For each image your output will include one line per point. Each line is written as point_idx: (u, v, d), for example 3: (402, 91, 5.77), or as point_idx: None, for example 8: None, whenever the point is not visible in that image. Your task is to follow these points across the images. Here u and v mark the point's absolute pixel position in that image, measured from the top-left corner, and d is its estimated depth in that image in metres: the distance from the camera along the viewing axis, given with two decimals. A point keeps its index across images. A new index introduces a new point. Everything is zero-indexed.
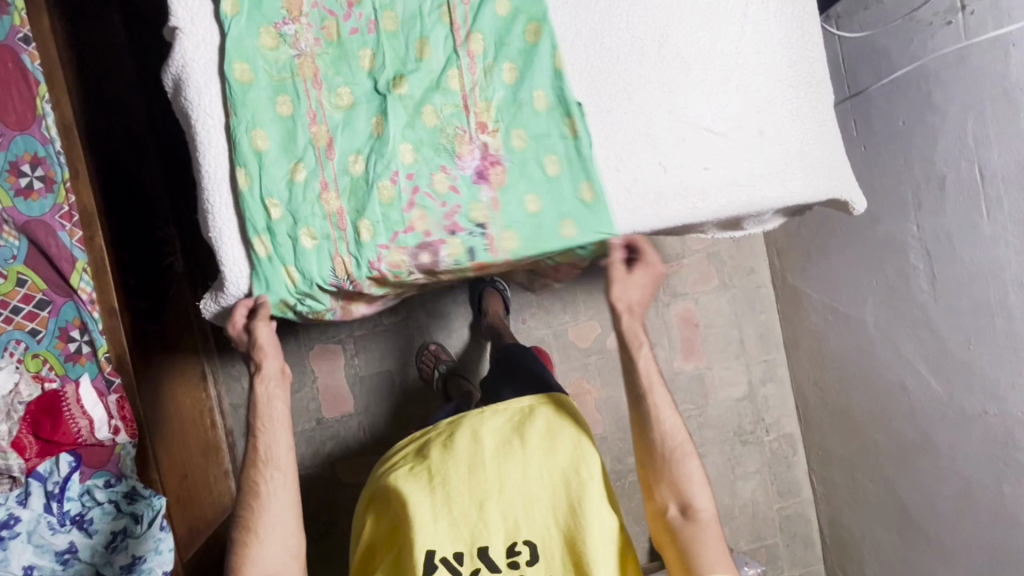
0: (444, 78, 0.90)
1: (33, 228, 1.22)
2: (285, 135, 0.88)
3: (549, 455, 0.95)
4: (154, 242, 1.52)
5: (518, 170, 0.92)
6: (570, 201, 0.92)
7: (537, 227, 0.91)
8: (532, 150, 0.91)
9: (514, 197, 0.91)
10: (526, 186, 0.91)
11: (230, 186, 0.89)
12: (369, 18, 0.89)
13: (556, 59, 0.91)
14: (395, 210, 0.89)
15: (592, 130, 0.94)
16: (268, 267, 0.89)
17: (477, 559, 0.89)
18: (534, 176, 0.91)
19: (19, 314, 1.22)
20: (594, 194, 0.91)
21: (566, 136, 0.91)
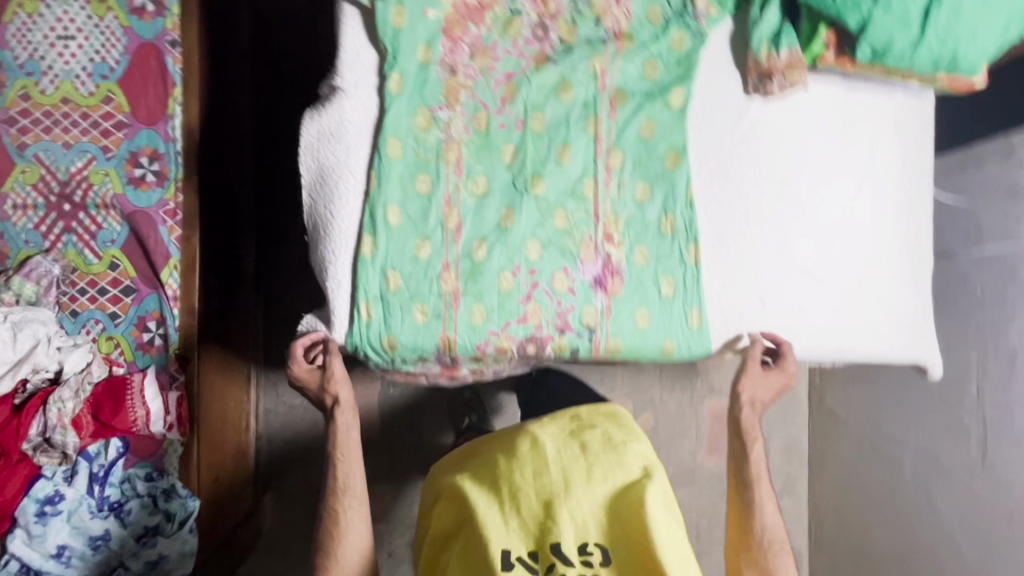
0: (579, 185, 0.98)
1: (137, 218, 1.28)
2: (417, 210, 0.95)
3: (617, 465, 0.75)
4: (233, 244, 1.56)
5: (634, 286, 0.98)
6: (677, 322, 0.98)
7: (642, 340, 0.97)
8: (651, 268, 0.98)
9: (627, 308, 0.97)
10: (639, 300, 0.98)
11: (355, 245, 0.94)
12: (519, 116, 0.96)
13: (686, 190, 0.98)
14: (511, 300, 0.95)
15: (704, 259, 0.99)
16: (366, 332, 0.93)
17: (552, 554, 0.70)
18: (648, 293, 0.98)
19: (105, 295, 1.29)
20: (701, 320, 0.98)
21: (690, 264, 0.98)
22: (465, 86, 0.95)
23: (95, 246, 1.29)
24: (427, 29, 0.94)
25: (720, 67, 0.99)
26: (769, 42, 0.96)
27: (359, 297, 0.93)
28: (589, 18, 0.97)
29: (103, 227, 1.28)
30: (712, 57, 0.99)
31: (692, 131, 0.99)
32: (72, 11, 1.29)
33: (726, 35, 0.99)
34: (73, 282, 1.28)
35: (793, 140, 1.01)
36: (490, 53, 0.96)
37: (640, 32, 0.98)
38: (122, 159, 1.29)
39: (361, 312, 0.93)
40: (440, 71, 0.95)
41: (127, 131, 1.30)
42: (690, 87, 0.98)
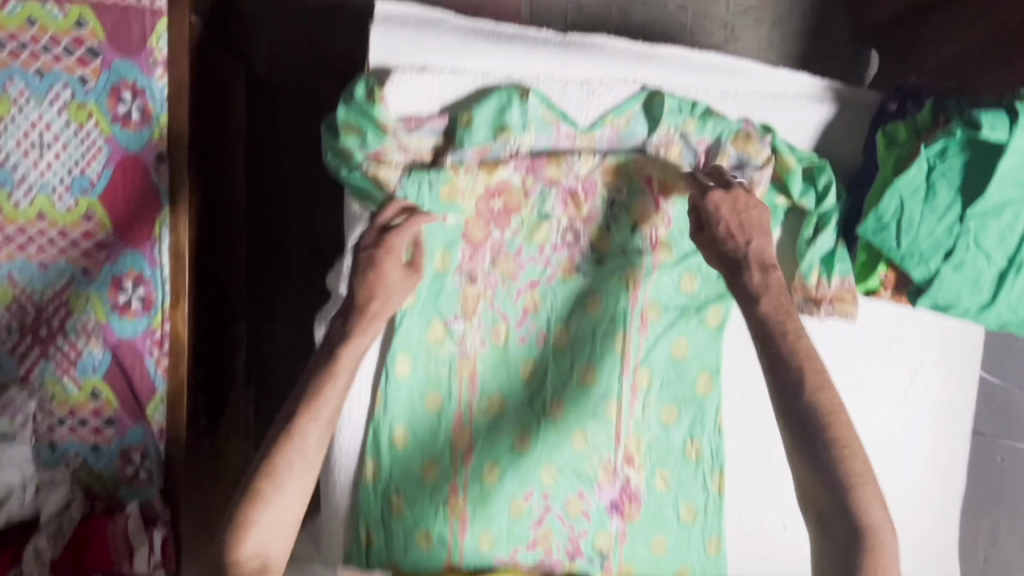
0: (601, 406, 0.91)
1: (121, 349, 1.21)
2: (426, 429, 0.88)
3: None
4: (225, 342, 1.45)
5: (652, 511, 0.93)
6: (695, 549, 0.93)
7: (657, 568, 0.92)
8: (672, 494, 0.92)
9: (643, 534, 0.92)
10: (655, 526, 0.92)
11: (357, 464, 0.88)
12: (540, 331, 0.89)
13: (715, 415, 0.91)
14: (521, 526, 0.90)
15: (727, 483, 0.93)
16: (366, 557, 0.88)
17: None
18: (666, 521, 0.92)
19: (86, 426, 1.22)
20: (719, 549, 0.92)
21: (713, 491, 0.92)
22: (483, 297, 0.87)
23: (75, 374, 1.20)
24: (445, 235, 0.85)
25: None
26: (819, 265, 0.87)
27: (360, 521, 0.88)
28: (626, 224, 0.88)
29: (84, 355, 1.20)
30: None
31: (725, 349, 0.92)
32: (49, 115, 1.16)
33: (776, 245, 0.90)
34: (51, 412, 1.20)
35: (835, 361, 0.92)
36: (514, 260, 0.87)
37: (677, 244, 0.89)
38: (105, 283, 1.19)
39: (363, 538, 0.88)
40: (457, 280, 0.86)
41: (109, 251, 1.19)
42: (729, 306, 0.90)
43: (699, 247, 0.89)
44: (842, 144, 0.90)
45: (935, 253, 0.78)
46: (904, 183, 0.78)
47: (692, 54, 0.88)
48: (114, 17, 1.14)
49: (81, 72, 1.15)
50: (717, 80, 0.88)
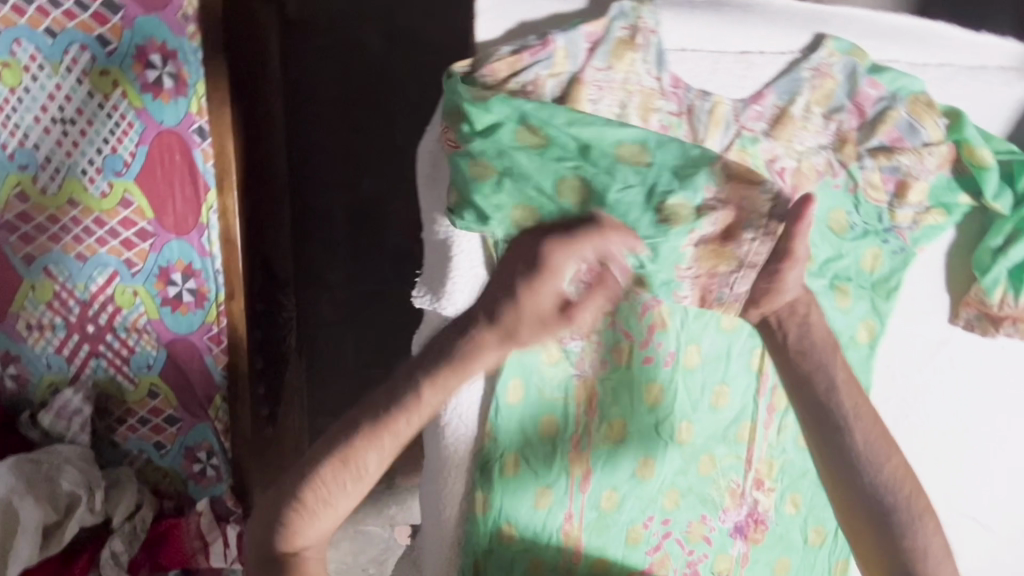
0: (733, 430, 0.80)
1: (176, 346, 1.11)
2: (540, 457, 0.78)
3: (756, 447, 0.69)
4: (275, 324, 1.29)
5: (776, 535, 0.86)
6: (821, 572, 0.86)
7: None
8: (801, 518, 0.84)
9: (766, 557, 0.86)
10: (780, 550, 0.86)
11: (464, 499, 0.79)
12: (669, 350, 0.77)
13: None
14: (638, 552, 0.83)
15: None
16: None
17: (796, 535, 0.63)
18: (792, 544, 0.85)
19: (146, 425, 1.15)
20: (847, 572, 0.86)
21: None
22: (604, 311, 0.75)
23: (130, 373, 1.12)
24: None
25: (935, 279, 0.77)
26: (1006, 279, 0.75)
27: (467, 555, 0.80)
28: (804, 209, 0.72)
29: (137, 353, 1.11)
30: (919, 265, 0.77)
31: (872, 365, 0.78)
32: (67, 84, 0.99)
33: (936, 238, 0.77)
34: (108, 411, 1.13)
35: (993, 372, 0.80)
36: None
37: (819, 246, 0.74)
38: (152, 275, 1.08)
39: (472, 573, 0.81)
40: None
41: (153, 242, 1.07)
42: (886, 316, 0.77)
43: (841, 249, 0.75)
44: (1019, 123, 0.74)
45: None
46: None
47: (874, 15, 0.70)
48: None
49: (99, 30, 0.97)
50: (901, 49, 0.71)
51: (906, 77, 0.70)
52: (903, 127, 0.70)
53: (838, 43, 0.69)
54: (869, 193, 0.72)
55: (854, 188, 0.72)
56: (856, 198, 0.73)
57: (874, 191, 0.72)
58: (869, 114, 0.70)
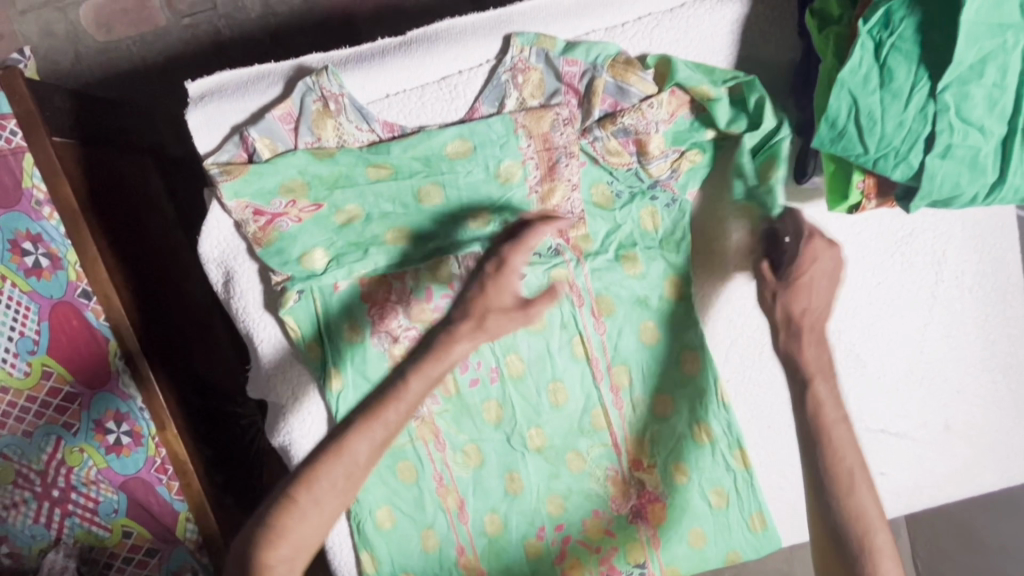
0: (586, 420, 0.80)
1: (131, 485, 1.20)
2: (410, 501, 0.81)
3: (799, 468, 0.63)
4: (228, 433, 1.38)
5: (679, 507, 0.84)
6: (737, 530, 0.84)
7: (702, 560, 0.85)
8: (695, 483, 0.83)
9: (676, 532, 0.84)
10: (689, 521, 0.84)
11: (354, 563, 0.82)
12: (490, 366, 0.78)
13: (705, 396, 0.80)
14: (546, 565, 0.83)
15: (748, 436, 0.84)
16: None
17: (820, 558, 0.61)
18: (697, 511, 0.84)
19: (131, 562, 1.23)
20: (764, 523, 0.84)
21: (735, 468, 0.82)
22: None
23: (101, 521, 1.21)
24: (344, 302, 0.76)
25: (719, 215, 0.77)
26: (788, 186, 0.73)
27: None
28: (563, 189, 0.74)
29: (100, 502, 1.19)
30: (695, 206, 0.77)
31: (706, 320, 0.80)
32: None
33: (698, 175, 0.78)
34: (94, 560, 1.22)
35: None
36: (428, 305, 0.76)
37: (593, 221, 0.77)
38: (90, 430, 1.17)
39: None
40: (378, 342, 0.77)
41: (81, 401, 1.16)
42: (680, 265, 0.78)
43: (617, 220, 0.77)
44: (748, 43, 0.74)
45: (912, 145, 0.62)
46: (848, 73, 0.61)
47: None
48: None
49: None
50: (594, 20, 0.72)
51: (600, 44, 0.71)
52: (613, 92, 0.72)
53: (522, 38, 0.71)
54: (614, 161, 0.74)
55: (598, 162, 0.75)
56: (601, 170, 0.75)
57: (618, 155, 0.74)
58: (580, 89, 0.72)
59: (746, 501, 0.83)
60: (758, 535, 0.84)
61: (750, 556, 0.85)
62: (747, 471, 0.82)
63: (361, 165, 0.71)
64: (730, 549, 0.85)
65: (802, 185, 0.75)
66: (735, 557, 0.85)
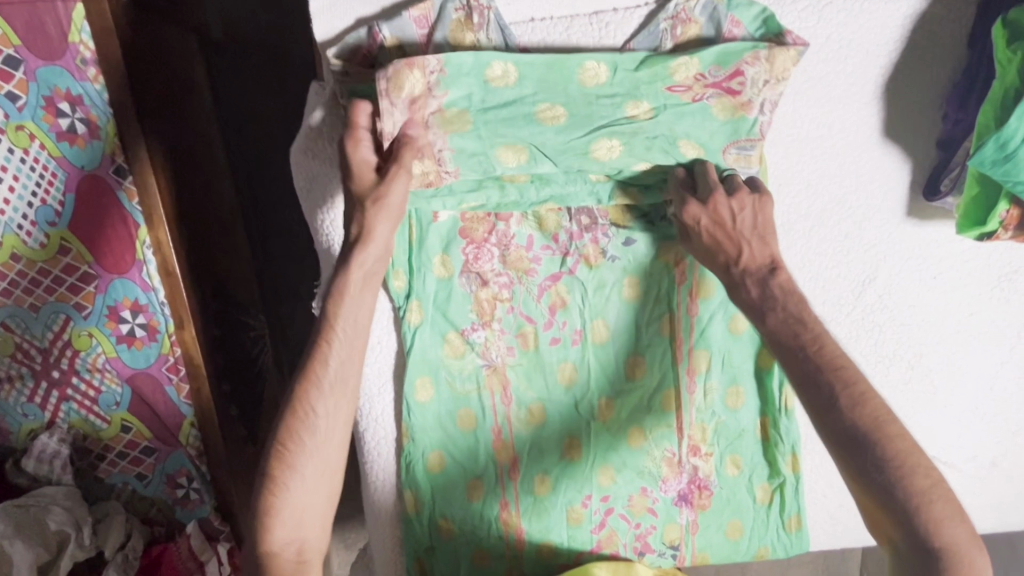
0: (657, 398, 0.79)
1: (139, 380, 1.12)
2: (464, 450, 0.79)
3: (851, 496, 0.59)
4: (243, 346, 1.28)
5: (724, 498, 0.84)
6: (773, 529, 0.85)
7: (734, 551, 0.86)
8: (745, 477, 0.83)
9: (716, 521, 0.84)
10: (730, 512, 0.84)
11: (396, 498, 0.80)
12: (575, 328, 0.75)
13: (775, 397, 0.80)
14: (583, 531, 0.83)
15: (808, 442, 0.83)
16: None
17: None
18: (741, 504, 0.84)
19: (125, 458, 1.19)
20: (800, 525, 0.84)
21: (785, 471, 0.82)
22: (501, 298, 0.74)
23: (100, 411, 1.13)
24: (440, 235, 0.72)
25: (827, 226, 0.75)
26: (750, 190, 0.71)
27: (410, 553, 0.82)
28: (641, 76, 0.65)
29: (102, 392, 1.11)
30: (801, 202, 0.74)
31: None
32: None
33: (773, 140, 0.72)
34: (87, 450, 1.16)
35: (922, 306, 0.78)
36: (526, 254, 0.72)
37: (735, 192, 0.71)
38: (103, 316, 1.05)
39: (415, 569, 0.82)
40: (466, 283, 0.73)
41: (97, 284, 1.02)
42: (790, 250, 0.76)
43: None
44: (915, 44, 0.70)
45: None
46: None
47: None
48: (25, 16, 0.82)
49: (6, 87, 0.85)
50: None
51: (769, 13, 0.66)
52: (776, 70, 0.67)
53: None
54: (739, 113, 0.67)
55: (680, 99, 0.66)
56: (704, 110, 0.67)
57: (675, 77, 0.65)
58: None
59: (790, 502, 0.84)
60: (792, 537, 0.85)
61: (780, 553, 0.86)
62: (798, 474, 0.82)
63: (474, 77, 0.63)
64: (761, 545, 0.86)
65: (931, 203, 0.73)
66: (764, 554, 0.86)
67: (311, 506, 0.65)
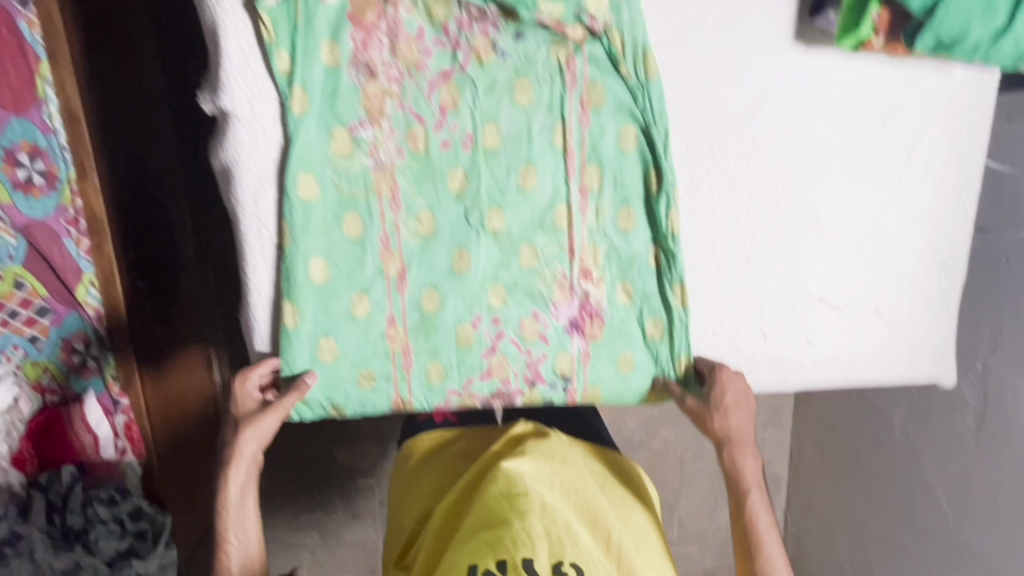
0: (549, 215, 0.80)
1: (35, 231, 1.08)
2: (349, 258, 0.78)
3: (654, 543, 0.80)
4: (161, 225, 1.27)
5: (614, 331, 0.85)
6: (662, 368, 0.86)
7: (624, 389, 0.86)
8: (636, 308, 0.84)
9: (607, 355, 0.85)
10: (621, 345, 0.85)
11: (277, 311, 0.79)
12: (465, 131, 0.76)
13: (665, 221, 0.80)
14: (472, 354, 0.84)
15: (697, 279, 0.85)
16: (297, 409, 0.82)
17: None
18: (631, 337, 0.85)
19: (17, 317, 1.11)
20: (688, 366, 0.85)
21: (676, 305, 0.83)
22: (389, 93, 0.73)
23: None
24: (328, 19, 0.71)
25: (716, 43, 0.76)
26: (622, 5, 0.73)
27: (291, 372, 0.81)
28: None
29: None
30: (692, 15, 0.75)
31: (675, 150, 0.79)
32: None
33: None
34: None
35: (812, 134, 0.80)
36: (417, 45, 0.73)
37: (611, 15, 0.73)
38: None
39: (292, 391, 0.80)
40: (354, 74, 0.73)
41: None
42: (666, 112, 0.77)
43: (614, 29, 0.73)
44: None
45: None
46: None
47: None
48: None
49: None
50: None
51: None
52: None
53: None
54: None
55: None
56: None
57: None
58: None
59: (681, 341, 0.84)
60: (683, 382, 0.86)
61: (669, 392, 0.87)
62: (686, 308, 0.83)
63: None
64: (650, 386, 0.87)
65: (814, 25, 0.76)
66: (652, 396, 0.88)
67: (248, 525, 0.82)
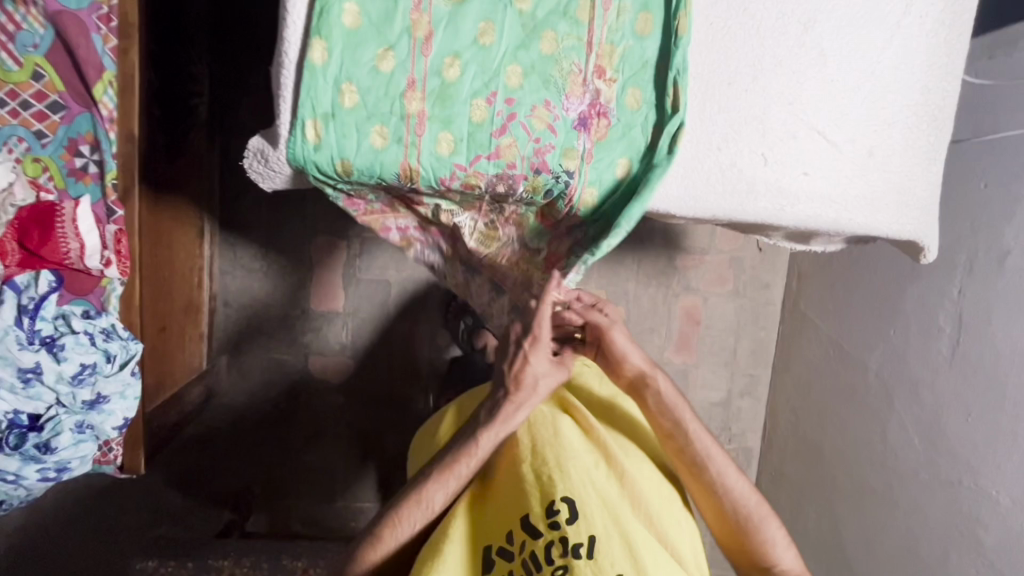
0: (573, 5, 0.84)
1: (64, 20, 1.08)
2: (380, 11, 0.81)
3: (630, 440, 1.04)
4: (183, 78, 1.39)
5: (621, 130, 0.89)
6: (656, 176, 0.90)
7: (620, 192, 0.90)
8: (643, 114, 0.88)
9: (608, 157, 0.89)
10: (622, 149, 0.89)
11: (304, 50, 0.80)
12: None
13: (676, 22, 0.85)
14: (483, 132, 0.85)
15: (705, 94, 0.89)
16: (306, 154, 0.82)
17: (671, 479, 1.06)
18: (635, 141, 0.89)
19: (28, 109, 1.12)
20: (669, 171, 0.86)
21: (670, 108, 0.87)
22: None
23: (11, 50, 1.08)
24: None
25: None
26: None
27: (307, 113, 0.81)
28: None
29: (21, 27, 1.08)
30: None
31: None
32: None
33: None
34: None
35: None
36: None
37: None
38: None
39: (307, 131, 0.81)
40: None
41: None
42: None
43: None
44: None
45: None
46: None
47: None
48: None
49: None
50: None
51: None
52: None
53: None
54: None
55: None
56: None
57: None
58: None
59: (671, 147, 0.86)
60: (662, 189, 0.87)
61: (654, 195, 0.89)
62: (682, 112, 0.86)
63: None
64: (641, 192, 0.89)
65: None
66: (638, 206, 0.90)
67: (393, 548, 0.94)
